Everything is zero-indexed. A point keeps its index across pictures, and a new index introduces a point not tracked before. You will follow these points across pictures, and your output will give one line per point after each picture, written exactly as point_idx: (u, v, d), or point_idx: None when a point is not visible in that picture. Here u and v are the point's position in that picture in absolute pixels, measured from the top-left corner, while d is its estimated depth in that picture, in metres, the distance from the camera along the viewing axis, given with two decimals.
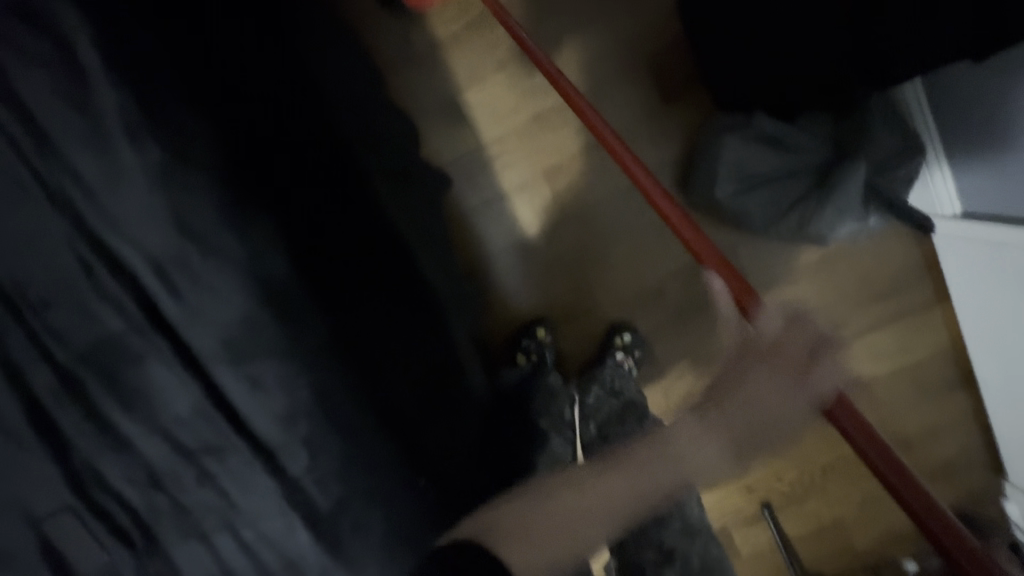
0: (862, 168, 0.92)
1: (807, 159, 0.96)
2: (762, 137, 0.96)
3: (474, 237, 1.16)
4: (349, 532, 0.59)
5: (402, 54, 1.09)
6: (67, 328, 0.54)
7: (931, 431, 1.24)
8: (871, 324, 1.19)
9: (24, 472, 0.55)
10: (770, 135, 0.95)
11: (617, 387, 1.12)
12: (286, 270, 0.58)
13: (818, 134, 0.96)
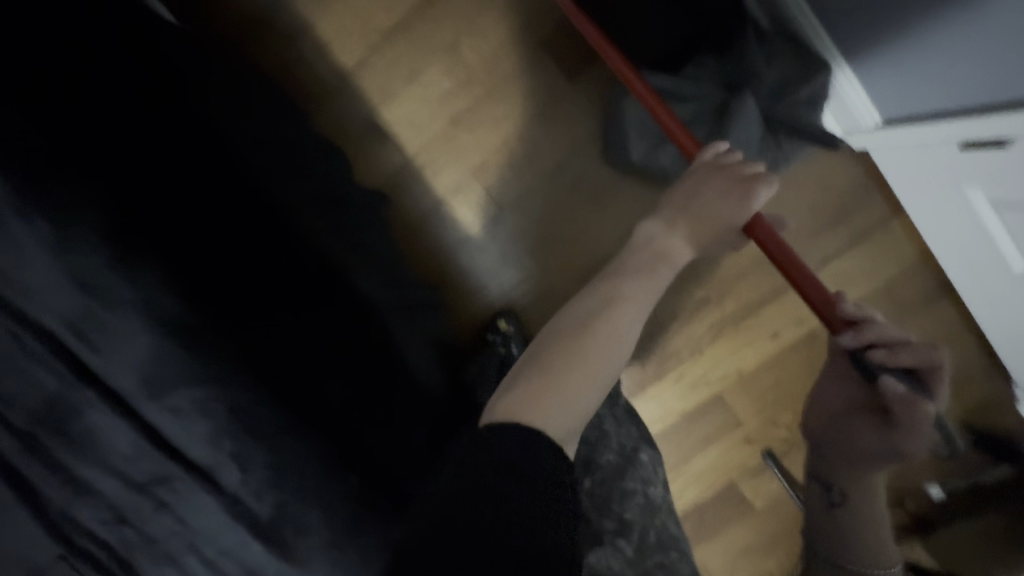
0: (751, 104, 0.93)
1: (704, 105, 0.96)
2: (653, 93, 0.95)
3: (423, 246, 1.20)
4: (292, 534, 0.64)
5: (320, 89, 1.15)
6: (13, 393, 0.60)
7: (921, 348, 1.21)
8: (832, 251, 1.17)
9: (8, 529, 0.61)
10: (661, 90, 0.95)
11: None
12: (182, 305, 0.62)
13: (710, 78, 0.96)
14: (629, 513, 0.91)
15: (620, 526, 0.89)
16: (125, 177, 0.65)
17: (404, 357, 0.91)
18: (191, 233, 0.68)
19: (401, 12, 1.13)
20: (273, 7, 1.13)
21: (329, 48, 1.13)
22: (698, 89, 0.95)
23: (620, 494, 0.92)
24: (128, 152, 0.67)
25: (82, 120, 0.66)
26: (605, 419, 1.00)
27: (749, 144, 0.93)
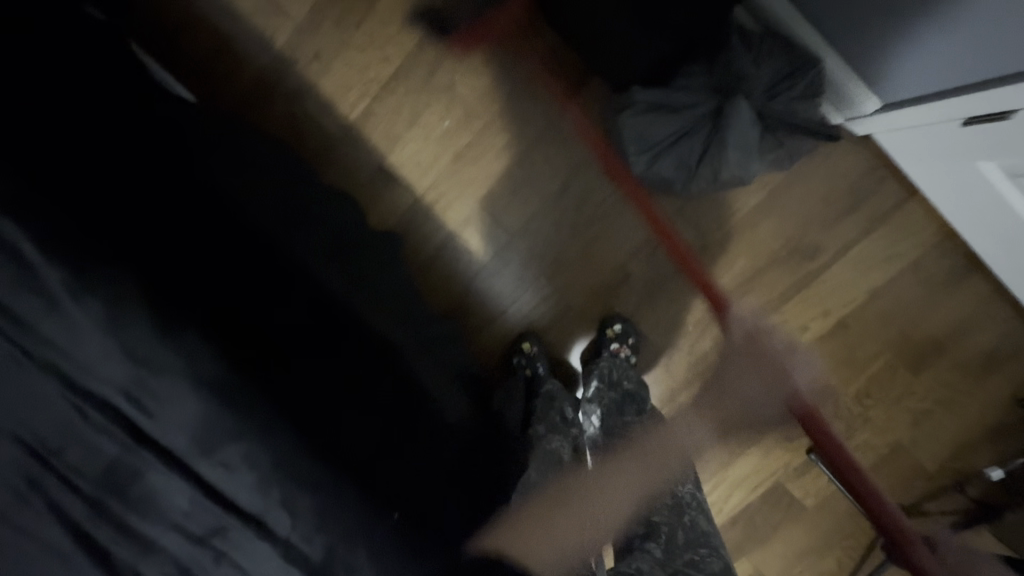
0: (745, 105, 0.94)
1: (698, 112, 0.97)
2: (651, 107, 0.99)
3: (442, 279, 1.24)
4: (343, 573, 0.65)
5: (329, 144, 1.21)
6: (81, 461, 0.66)
7: (960, 328, 1.17)
8: (849, 238, 1.16)
9: None
10: (656, 103, 0.99)
11: (616, 379, 1.15)
12: (223, 367, 0.67)
13: (701, 88, 0.98)
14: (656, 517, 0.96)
15: (648, 531, 0.94)
16: (165, 256, 0.71)
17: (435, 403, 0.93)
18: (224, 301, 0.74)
19: (397, 60, 1.18)
20: (277, 70, 1.19)
21: (334, 102, 1.19)
22: (692, 97, 0.97)
23: (648, 501, 0.98)
24: (167, 235, 0.74)
25: (122, 205, 0.72)
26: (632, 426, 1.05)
27: (748, 143, 0.95)
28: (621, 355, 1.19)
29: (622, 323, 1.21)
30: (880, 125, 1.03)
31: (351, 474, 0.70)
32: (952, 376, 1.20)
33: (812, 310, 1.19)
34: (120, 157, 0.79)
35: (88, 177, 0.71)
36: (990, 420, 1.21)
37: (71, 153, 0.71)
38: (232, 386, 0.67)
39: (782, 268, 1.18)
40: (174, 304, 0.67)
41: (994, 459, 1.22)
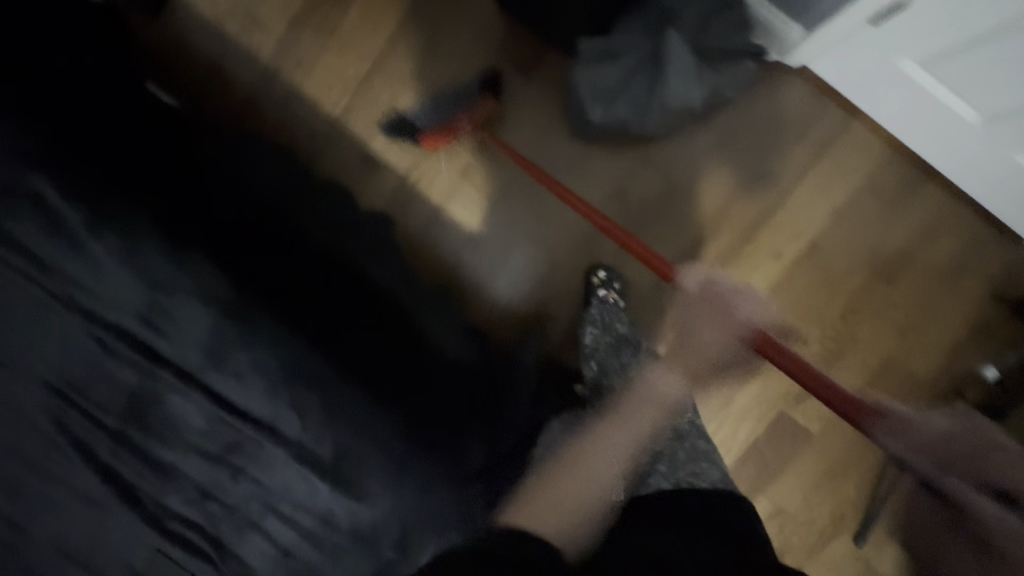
0: (677, 38, 1.04)
1: (641, 53, 1.08)
2: (597, 55, 1.10)
3: (432, 253, 1.32)
4: (353, 468, 0.70)
5: (313, 140, 1.30)
6: (104, 396, 0.73)
7: (926, 232, 1.23)
8: (804, 163, 1.24)
9: (117, 527, 0.76)
10: (602, 50, 1.09)
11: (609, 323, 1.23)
12: (228, 285, 0.74)
13: (640, 32, 1.09)
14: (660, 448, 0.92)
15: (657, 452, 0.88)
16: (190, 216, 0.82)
17: (449, 350, 0.92)
18: (223, 237, 0.81)
19: (370, 56, 1.30)
20: (261, 79, 1.30)
21: (317, 102, 1.30)
22: (632, 40, 1.08)
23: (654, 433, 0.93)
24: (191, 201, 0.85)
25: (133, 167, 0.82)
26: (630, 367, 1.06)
27: (688, 73, 1.06)
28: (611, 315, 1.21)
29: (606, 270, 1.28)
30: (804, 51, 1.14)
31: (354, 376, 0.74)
32: (930, 283, 1.24)
33: (782, 236, 1.25)
34: (129, 135, 0.89)
35: (100, 145, 0.81)
36: (975, 317, 1.24)
37: (86, 127, 0.82)
38: (235, 300, 0.73)
39: (746, 200, 1.25)
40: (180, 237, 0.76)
41: (988, 356, 1.24)
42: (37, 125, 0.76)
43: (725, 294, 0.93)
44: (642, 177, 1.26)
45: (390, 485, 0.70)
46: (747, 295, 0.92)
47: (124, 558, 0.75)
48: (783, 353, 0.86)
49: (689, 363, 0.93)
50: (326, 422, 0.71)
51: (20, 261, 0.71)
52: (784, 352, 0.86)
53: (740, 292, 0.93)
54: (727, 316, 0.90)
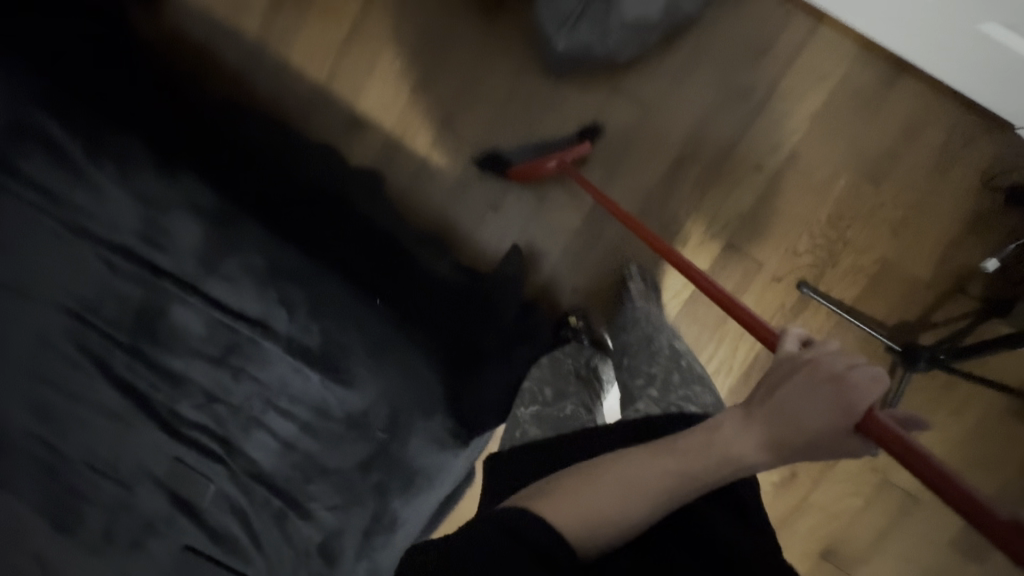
0: None
1: None
2: None
3: (421, 203, 1.37)
4: (339, 354, 0.77)
5: (302, 107, 1.38)
6: (115, 313, 0.80)
7: (909, 129, 1.22)
8: (775, 74, 1.24)
9: (131, 440, 0.80)
10: None
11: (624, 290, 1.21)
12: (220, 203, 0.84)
13: None
14: (654, 368, 0.88)
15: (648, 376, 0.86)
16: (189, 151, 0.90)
17: (441, 273, 0.95)
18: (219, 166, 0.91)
19: (345, 19, 1.36)
20: (249, 54, 1.38)
21: (301, 69, 1.38)
22: None
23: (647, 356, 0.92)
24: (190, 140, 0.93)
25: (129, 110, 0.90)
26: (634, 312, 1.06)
27: None
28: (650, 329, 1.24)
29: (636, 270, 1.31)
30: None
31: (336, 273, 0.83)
32: (916, 180, 1.23)
33: (762, 149, 1.26)
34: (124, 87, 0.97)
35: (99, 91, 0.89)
36: (971, 210, 1.22)
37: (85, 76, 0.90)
38: (229, 213, 0.83)
39: (723, 117, 1.27)
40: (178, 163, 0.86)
41: (988, 248, 1.22)
42: (40, 75, 0.84)
43: (854, 384, 0.57)
44: (616, 106, 1.29)
45: (374, 370, 0.77)
46: (870, 377, 0.58)
47: (140, 469, 0.80)
48: (869, 416, 0.56)
49: (773, 426, 0.61)
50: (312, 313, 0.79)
51: (30, 194, 0.78)
52: (885, 428, 0.55)
53: (835, 357, 0.61)
54: (850, 399, 0.57)
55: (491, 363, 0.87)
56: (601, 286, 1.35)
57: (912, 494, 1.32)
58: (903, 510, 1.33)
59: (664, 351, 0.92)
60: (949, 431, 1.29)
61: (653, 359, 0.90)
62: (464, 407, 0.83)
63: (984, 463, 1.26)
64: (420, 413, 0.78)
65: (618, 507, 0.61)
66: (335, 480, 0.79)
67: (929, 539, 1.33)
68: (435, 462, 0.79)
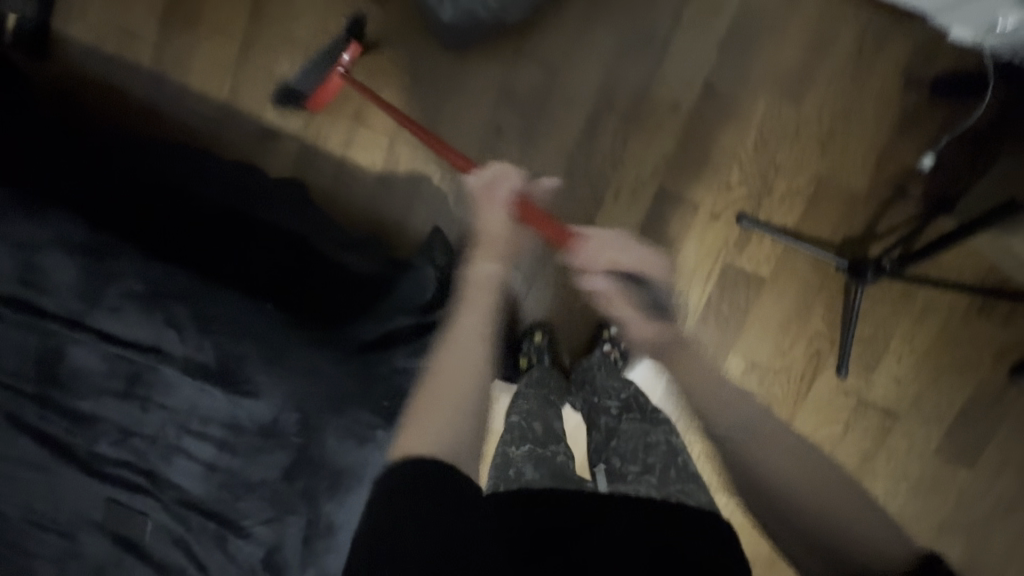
0: None
1: None
2: None
3: (346, 204, 1.34)
4: (238, 366, 0.76)
5: (209, 127, 1.35)
6: (14, 364, 0.77)
7: (822, 38, 1.18)
8: (677, 6, 1.20)
9: (63, 488, 0.78)
10: None
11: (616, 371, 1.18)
12: (95, 233, 0.81)
13: None
14: (651, 457, 0.87)
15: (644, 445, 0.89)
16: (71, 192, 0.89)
17: (361, 268, 0.95)
18: (106, 199, 0.90)
19: (236, 30, 1.32)
20: (148, 82, 1.34)
21: (201, 89, 1.34)
22: None
23: (644, 443, 0.90)
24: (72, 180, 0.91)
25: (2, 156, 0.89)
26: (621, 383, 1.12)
27: None
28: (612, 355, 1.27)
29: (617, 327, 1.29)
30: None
31: (237, 286, 0.84)
32: (836, 90, 1.19)
33: (678, 85, 1.22)
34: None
35: None
36: (897, 111, 1.18)
37: None
38: (105, 241, 0.81)
39: (633, 61, 1.23)
40: (53, 200, 0.84)
41: (921, 147, 1.19)
42: None
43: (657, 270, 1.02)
44: (522, 69, 1.26)
45: (274, 376, 0.76)
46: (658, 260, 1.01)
47: (76, 514, 0.79)
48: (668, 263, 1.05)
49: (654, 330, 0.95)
50: (204, 330, 0.77)
51: None
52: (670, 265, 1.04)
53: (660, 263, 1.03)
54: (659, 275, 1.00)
55: (405, 349, 0.87)
56: (540, 256, 1.32)
57: (891, 411, 1.28)
58: (885, 430, 1.29)
59: (661, 445, 0.89)
60: (916, 340, 1.25)
61: (649, 450, 0.88)
62: (382, 397, 0.82)
63: (948, 363, 1.25)
64: (332, 410, 0.78)
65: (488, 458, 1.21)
66: (262, 494, 0.77)
67: (916, 454, 1.29)
68: (357, 457, 0.79)
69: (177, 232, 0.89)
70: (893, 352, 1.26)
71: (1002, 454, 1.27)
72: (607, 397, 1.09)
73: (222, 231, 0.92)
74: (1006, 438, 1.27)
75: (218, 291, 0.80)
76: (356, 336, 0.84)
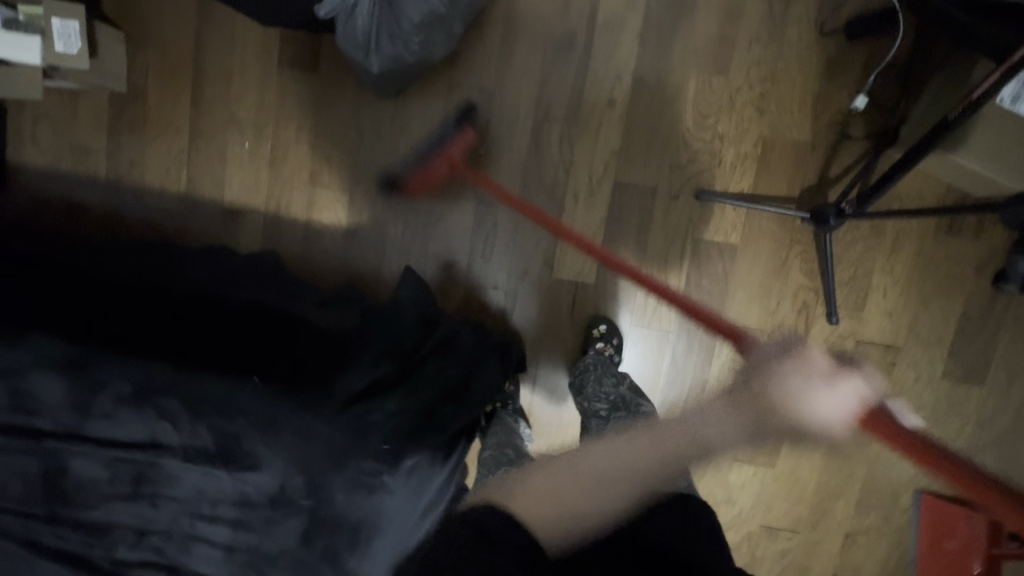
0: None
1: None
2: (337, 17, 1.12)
3: (322, 263, 1.37)
4: (237, 442, 0.78)
5: (176, 221, 1.39)
6: (17, 490, 0.77)
7: (731, 11, 1.23)
8: (589, 12, 1.25)
9: None
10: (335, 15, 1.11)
11: (603, 373, 1.23)
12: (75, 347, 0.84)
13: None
14: None
15: None
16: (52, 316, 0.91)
17: (346, 322, 0.98)
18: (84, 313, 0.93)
19: (181, 124, 1.36)
20: (109, 192, 1.38)
21: (161, 186, 1.38)
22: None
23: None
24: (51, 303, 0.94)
25: None
26: (603, 396, 1.17)
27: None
28: (606, 352, 1.29)
29: (606, 324, 1.32)
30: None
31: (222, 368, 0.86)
32: (757, 55, 1.24)
33: (609, 83, 1.27)
34: None
35: None
36: (819, 62, 1.23)
37: None
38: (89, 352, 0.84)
39: (561, 70, 1.27)
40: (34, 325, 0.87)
41: (851, 90, 1.23)
42: None
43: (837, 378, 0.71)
44: (458, 101, 1.31)
45: (273, 445, 0.79)
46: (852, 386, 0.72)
47: None
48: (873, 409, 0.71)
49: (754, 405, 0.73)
50: (197, 415, 0.80)
51: None
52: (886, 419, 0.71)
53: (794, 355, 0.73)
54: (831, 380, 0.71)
55: (399, 391, 0.88)
56: (517, 270, 1.34)
57: (891, 345, 1.29)
58: (890, 365, 1.30)
59: None
60: (896, 271, 1.27)
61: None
62: (382, 441, 0.83)
63: (933, 287, 1.27)
64: (334, 466, 0.79)
65: (590, 485, 0.68)
66: (285, 564, 0.78)
67: (927, 382, 1.30)
68: (371, 507, 0.80)
69: (156, 329, 0.92)
70: (878, 287, 1.28)
71: (1010, 363, 1.28)
72: (596, 400, 1.19)
73: (201, 316, 0.95)
74: (1010, 346, 1.27)
75: (204, 376, 0.83)
76: (348, 387, 0.87)
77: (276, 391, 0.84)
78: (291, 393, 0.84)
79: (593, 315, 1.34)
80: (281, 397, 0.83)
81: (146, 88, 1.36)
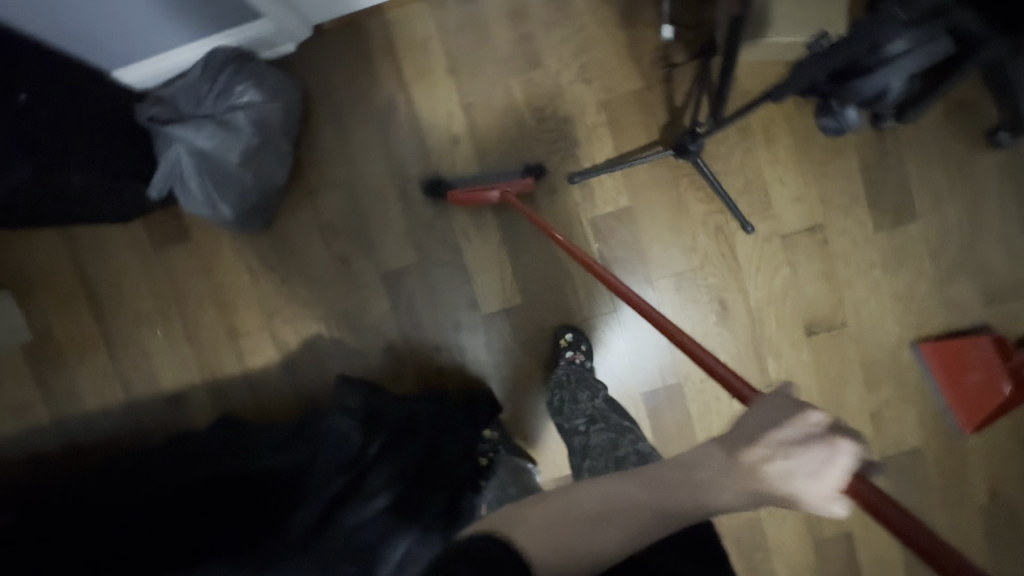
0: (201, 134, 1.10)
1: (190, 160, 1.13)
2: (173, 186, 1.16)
3: (274, 402, 1.38)
4: None
5: (130, 427, 1.41)
6: None
7: (517, 13, 1.29)
8: (398, 73, 1.31)
9: None
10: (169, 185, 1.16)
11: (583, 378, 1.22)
12: None
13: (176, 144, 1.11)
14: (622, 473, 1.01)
15: None
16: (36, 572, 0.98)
17: (301, 457, 1.05)
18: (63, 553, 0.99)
19: (95, 342, 1.40)
20: (59, 433, 1.41)
21: (104, 403, 1.41)
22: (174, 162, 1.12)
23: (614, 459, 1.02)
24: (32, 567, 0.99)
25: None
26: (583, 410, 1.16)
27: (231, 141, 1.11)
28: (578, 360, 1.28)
29: (571, 331, 1.31)
30: (287, 27, 1.22)
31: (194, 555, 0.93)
32: (559, 36, 1.28)
33: (445, 122, 1.31)
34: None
35: None
36: (616, 16, 1.27)
37: None
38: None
39: (398, 134, 1.32)
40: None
41: (655, 25, 1.26)
42: None
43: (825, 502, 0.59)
44: (323, 203, 1.34)
45: None
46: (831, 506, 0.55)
47: None
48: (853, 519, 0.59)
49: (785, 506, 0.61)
50: None
51: None
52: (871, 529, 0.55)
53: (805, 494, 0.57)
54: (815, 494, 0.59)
55: (360, 502, 0.91)
56: (450, 323, 1.35)
57: (815, 225, 1.29)
58: (824, 243, 1.29)
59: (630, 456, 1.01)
60: (782, 157, 1.28)
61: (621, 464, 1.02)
62: (347, 562, 0.82)
63: (821, 156, 1.28)
64: None
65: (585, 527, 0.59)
66: None
67: (866, 241, 1.29)
68: None
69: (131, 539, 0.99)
70: (774, 179, 1.28)
71: (929, 188, 1.27)
72: (574, 417, 1.18)
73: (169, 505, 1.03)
74: (919, 173, 1.27)
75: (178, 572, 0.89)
76: (303, 525, 0.89)
77: (242, 556, 0.88)
78: (256, 552, 0.88)
79: (536, 330, 1.34)
80: (246, 560, 0.87)
81: (49, 325, 1.40)
